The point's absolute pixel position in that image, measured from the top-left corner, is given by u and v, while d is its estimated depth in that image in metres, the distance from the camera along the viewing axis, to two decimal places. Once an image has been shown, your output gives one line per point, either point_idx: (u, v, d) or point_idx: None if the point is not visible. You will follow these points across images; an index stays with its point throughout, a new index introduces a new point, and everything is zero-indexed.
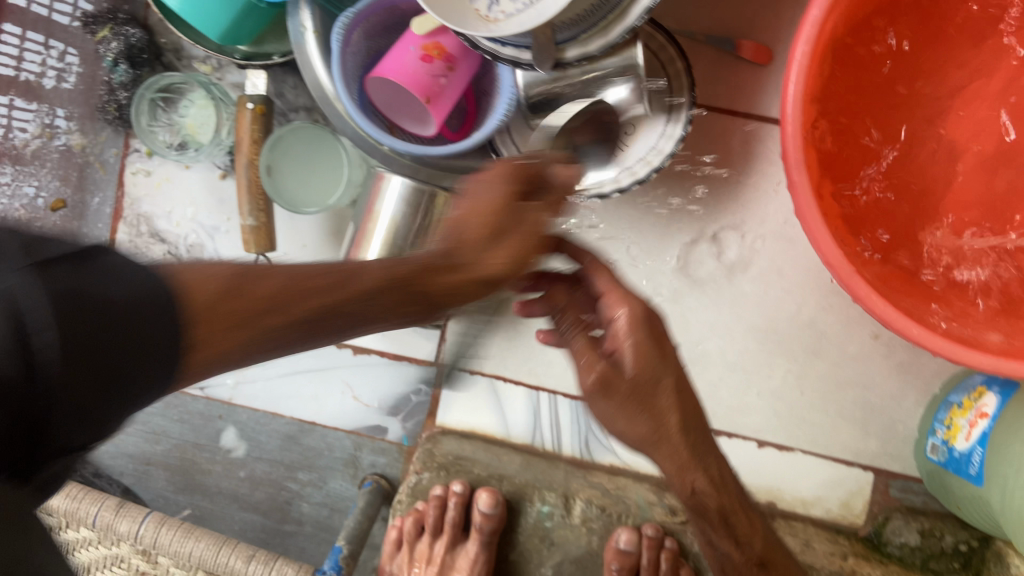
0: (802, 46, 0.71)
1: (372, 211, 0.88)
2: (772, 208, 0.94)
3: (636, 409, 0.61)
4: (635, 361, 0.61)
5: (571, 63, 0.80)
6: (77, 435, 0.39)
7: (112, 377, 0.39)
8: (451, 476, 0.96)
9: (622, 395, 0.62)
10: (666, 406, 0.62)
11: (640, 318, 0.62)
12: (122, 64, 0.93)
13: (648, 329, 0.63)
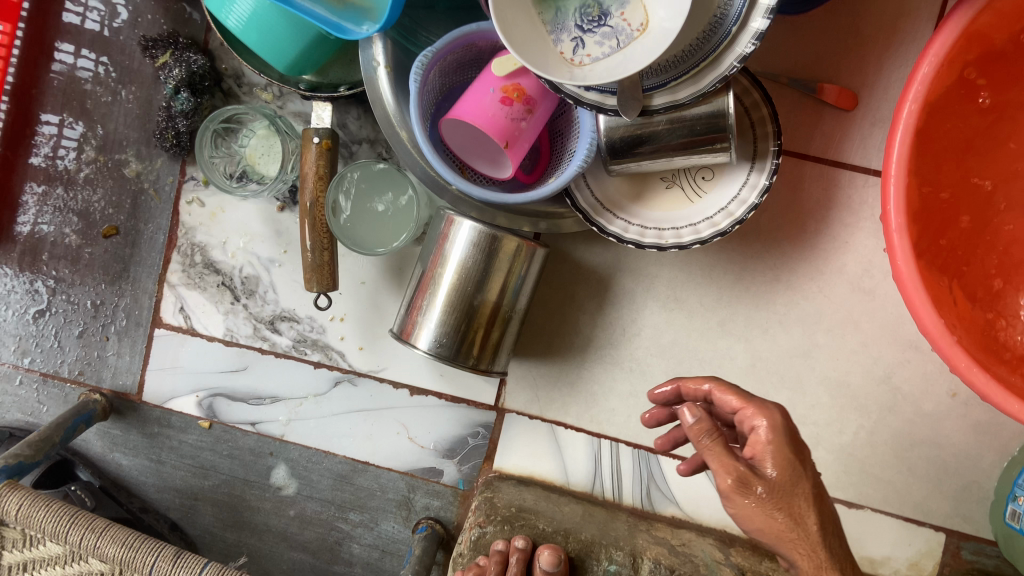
0: (910, 103, 0.68)
1: (440, 255, 0.85)
2: (850, 257, 0.91)
3: (776, 512, 0.64)
4: (774, 469, 0.65)
5: (658, 111, 0.77)
6: None
7: None
8: (515, 531, 0.89)
9: (767, 502, 0.64)
10: (803, 508, 0.65)
11: (780, 426, 0.66)
12: (184, 92, 0.89)
13: (778, 423, 0.66)
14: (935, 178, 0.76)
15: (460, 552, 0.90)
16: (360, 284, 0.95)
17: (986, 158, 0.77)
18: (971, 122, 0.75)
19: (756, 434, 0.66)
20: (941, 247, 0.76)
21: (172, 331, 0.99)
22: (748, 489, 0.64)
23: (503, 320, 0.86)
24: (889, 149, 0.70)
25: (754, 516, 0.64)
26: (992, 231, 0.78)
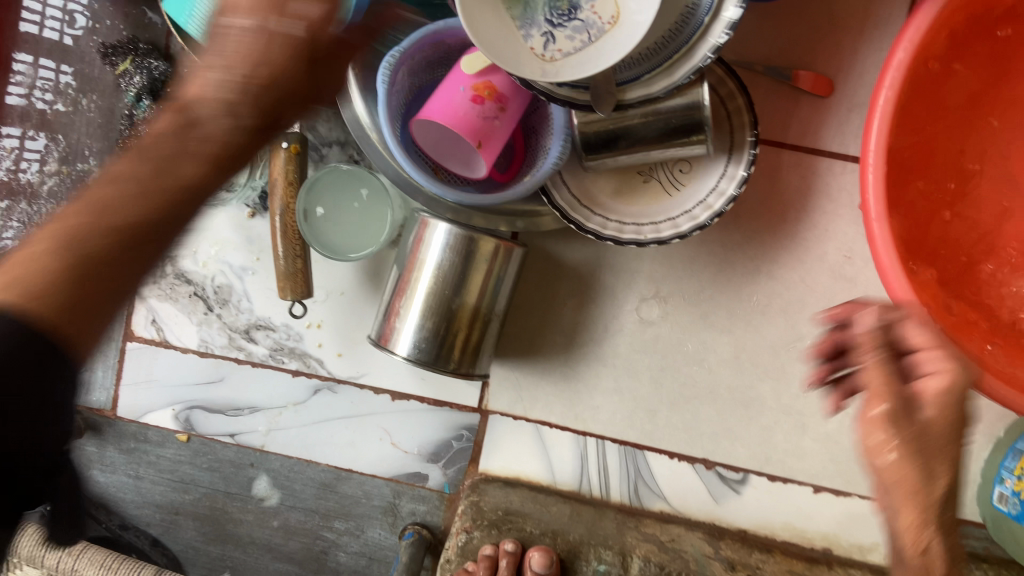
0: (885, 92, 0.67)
1: (415, 259, 0.83)
2: (831, 245, 0.90)
3: (915, 455, 0.57)
4: (932, 413, 0.57)
5: (632, 106, 0.75)
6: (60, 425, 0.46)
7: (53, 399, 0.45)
8: (503, 534, 0.92)
9: (904, 442, 0.57)
10: (943, 468, 0.58)
11: (959, 386, 0.58)
12: (145, 99, 0.89)
13: (961, 381, 0.58)
14: (907, 165, 0.76)
15: (448, 559, 0.92)
16: (339, 294, 0.93)
17: (948, 144, 0.78)
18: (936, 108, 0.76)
19: (926, 384, 0.59)
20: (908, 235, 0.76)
21: (145, 344, 0.96)
22: (907, 415, 0.58)
23: (483, 323, 0.84)
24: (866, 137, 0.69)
25: (891, 464, 0.58)
26: (964, 216, 0.79)
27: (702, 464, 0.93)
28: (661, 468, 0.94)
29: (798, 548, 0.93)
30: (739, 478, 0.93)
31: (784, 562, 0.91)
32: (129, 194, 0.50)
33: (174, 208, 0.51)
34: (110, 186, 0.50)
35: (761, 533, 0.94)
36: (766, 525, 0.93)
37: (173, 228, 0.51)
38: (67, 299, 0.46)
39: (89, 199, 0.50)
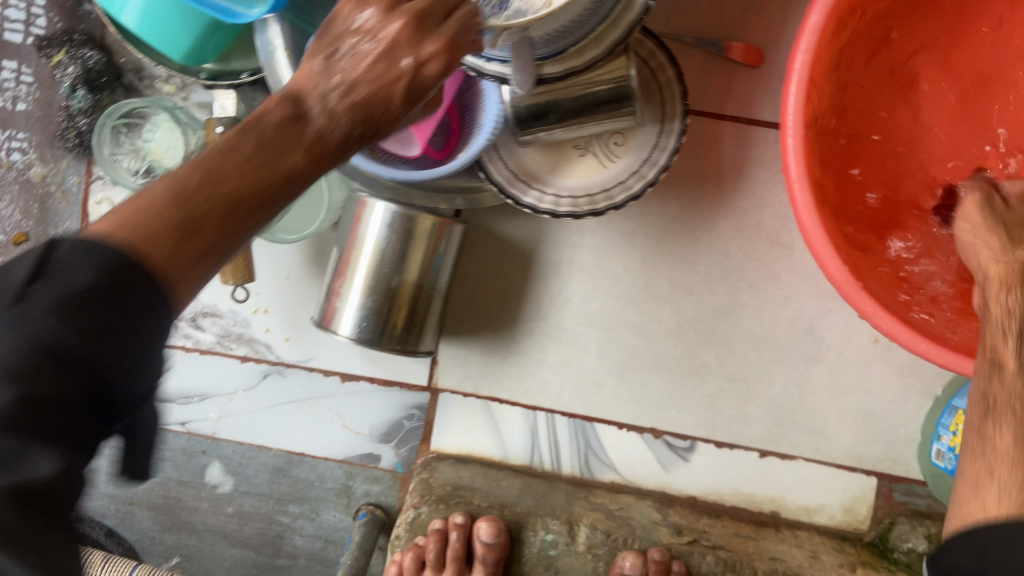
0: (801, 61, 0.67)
1: (355, 238, 0.84)
2: (768, 213, 0.91)
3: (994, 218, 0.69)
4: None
5: (546, 80, 0.76)
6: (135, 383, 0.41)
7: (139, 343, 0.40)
8: (451, 508, 0.93)
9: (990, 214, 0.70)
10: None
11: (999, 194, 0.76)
12: (80, 89, 0.88)
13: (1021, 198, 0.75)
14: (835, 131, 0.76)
15: (397, 535, 0.94)
16: (284, 279, 0.94)
17: (873, 109, 0.78)
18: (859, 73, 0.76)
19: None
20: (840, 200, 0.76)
21: None
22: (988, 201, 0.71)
23: (426, 300, 0.85)
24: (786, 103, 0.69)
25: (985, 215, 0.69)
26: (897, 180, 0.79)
27: (650, 434, 0.95)
28: (610, 439, 0.95)
29: (745, 512, 0.95)
30: (687, 446, 0.95)
31: (732, 526, 0.92)
32: (231, 156, 0.46)
33: (292, 178, 0.48)
34: (215, 157, 0.45)
35: (710, 499, 0.95)
36: (714, 491, 0.95)
37: (263, 203, 0.46)
38: (168, 233, 0.41)
39: (168, 184, 0.43)
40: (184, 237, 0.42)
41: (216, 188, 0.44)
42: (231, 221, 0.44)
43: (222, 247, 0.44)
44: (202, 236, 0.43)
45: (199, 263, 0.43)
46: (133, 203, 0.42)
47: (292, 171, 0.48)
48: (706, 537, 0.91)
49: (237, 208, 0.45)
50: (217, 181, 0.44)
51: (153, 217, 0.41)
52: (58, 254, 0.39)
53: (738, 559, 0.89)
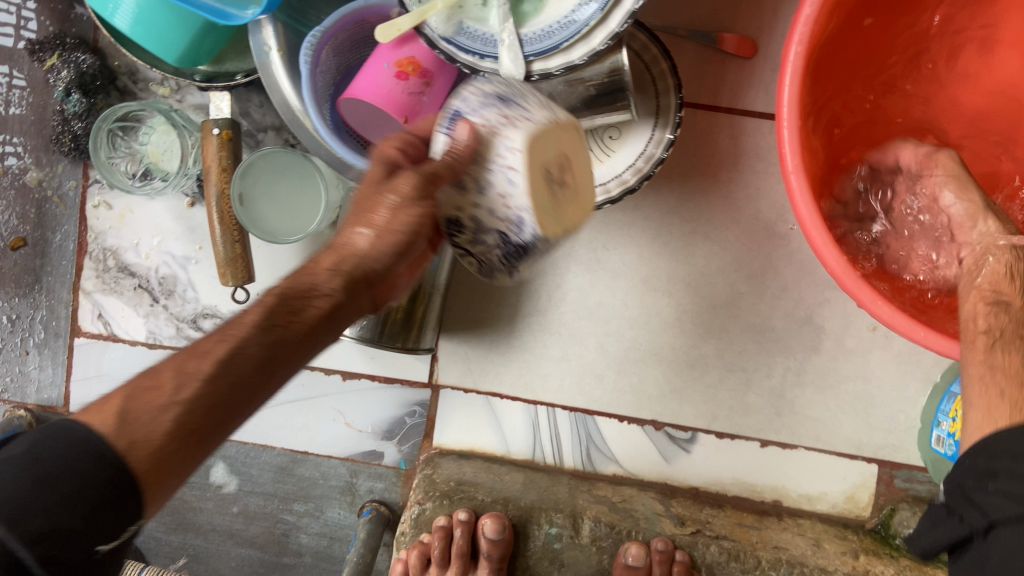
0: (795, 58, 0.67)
1: None
2: (765, 205, 0.91)
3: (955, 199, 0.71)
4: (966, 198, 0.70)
5: (536, 79, 0.76)
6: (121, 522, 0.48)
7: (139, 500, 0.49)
8: (455, 504, 0.93)
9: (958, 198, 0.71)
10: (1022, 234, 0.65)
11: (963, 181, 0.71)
12: (75, 93, 0.87)
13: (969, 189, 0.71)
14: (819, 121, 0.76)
15: (403, 531, 0.95)
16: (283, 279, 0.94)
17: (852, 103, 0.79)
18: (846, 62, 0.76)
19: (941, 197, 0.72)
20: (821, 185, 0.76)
21: (92, 339, 0.97)
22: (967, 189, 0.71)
23: (427, 297, 0.86)
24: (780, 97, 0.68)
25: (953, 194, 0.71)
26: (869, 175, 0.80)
27: (651, 426, 0.95)
28: (611, 432, 0.95)
29: (747, 501, 0.95)
30: (688, 437, 0.95)
31: (734, 516, 0.93)
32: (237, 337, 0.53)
33: (319, 338, 0.57)
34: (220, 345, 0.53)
35: (712, 490, 0.96)
36: (716, 481, 0.95)
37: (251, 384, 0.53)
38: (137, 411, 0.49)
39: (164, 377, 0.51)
40: (137, 446, 0.48)
41: (175, 393, 0.50)
42: (192, 448, 0.51)
43: (195, 452, 0.51)
44: (141, 450, 0.48)
45: (151, 476, 0.49)
46: (104, 414, 0.49)
47: (307, 331, 0.56)
48: (709, 527, 0.92)
49: (199, 407, 0.51)
50: (177, 381, 0.51)
51: (138, 427, 0.49)
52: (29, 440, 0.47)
53: (741, 548, 0.90)
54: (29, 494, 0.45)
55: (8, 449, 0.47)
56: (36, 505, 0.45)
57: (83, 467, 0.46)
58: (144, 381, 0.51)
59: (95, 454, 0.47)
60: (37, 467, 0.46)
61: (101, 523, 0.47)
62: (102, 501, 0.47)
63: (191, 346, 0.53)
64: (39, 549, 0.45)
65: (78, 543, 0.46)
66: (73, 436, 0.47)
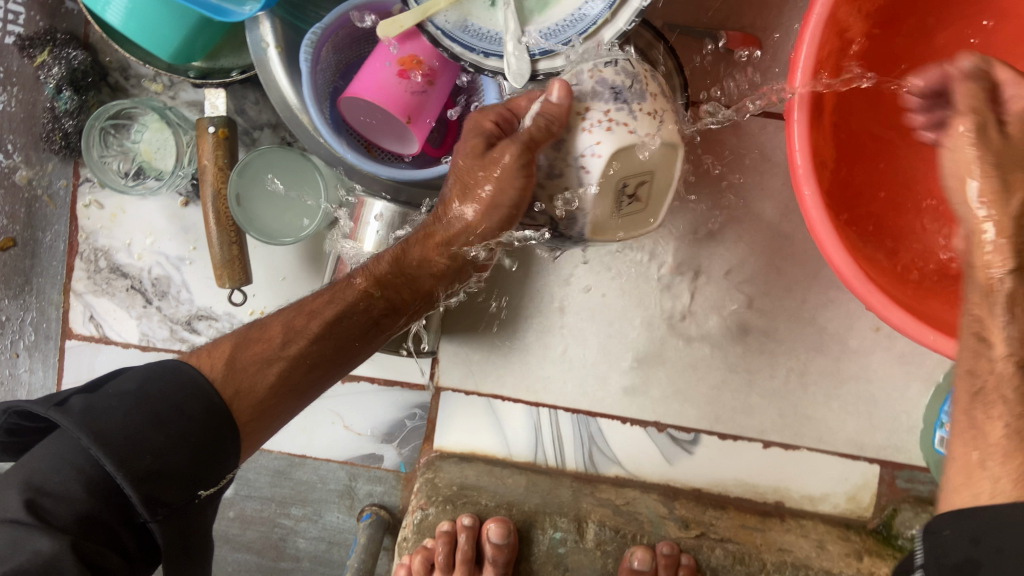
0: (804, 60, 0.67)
1: (355, 237, 0.83)
2: (769, 206, 0.91)
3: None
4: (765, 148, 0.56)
5: (542, 79, 0.74)
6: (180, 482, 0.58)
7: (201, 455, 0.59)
8: (458, 509, 0.91)
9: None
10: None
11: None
12: (66, 91, 0.85)
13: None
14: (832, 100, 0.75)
15: (405, 536, 0.93)
16: (280, 280, 0.92)
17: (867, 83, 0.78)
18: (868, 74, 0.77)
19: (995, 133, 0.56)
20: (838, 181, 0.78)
21: (84, 341, 0.94)
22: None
23: None
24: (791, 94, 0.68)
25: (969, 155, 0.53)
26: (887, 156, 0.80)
27: (653, 427, 0.94)
28: (614, 434, 0.94)
29: (749, 502, 0.95)
30: (690, 439, 0.94)
31: (738, 518, 0.92)
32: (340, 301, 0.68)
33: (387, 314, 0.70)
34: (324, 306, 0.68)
35: (715, 491, 0.95)
36: (718, 482, 0.95)
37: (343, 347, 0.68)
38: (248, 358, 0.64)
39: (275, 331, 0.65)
40: (241, 394, 0.62)
41: (282, 347, 0.65)
42: (285, 399, 0.65)
43: (287, 405, 0.65)
44: (246, 397, 0.62)
45: (250, 422, 0.63)
46: (212, 360, 0.63)
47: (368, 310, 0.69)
48: (713, 529, 0.91)
49: (299, 363, 0.65)
50: (286, 338, 0.65)
51: (245, 377, 0.63)
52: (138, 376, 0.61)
53: (746, 552, 0.88)
54: (142, 431, 0.57)
55: (121, 387, 0.59)
56: (145, 443, 0.56)
57: (195, 414, 0.60)
58: (252, 334, 0.65)
59: (206, 403, 0.60)
60: (150, 405, 0.58)
61: (200, 466, 0.59)
62: (199, 444, 0.59)
63: (301, 306, 0.68)
64: (143, 486, 0.56)
65: (177, 483, 0.57)
66: (184, 380, 0.60)
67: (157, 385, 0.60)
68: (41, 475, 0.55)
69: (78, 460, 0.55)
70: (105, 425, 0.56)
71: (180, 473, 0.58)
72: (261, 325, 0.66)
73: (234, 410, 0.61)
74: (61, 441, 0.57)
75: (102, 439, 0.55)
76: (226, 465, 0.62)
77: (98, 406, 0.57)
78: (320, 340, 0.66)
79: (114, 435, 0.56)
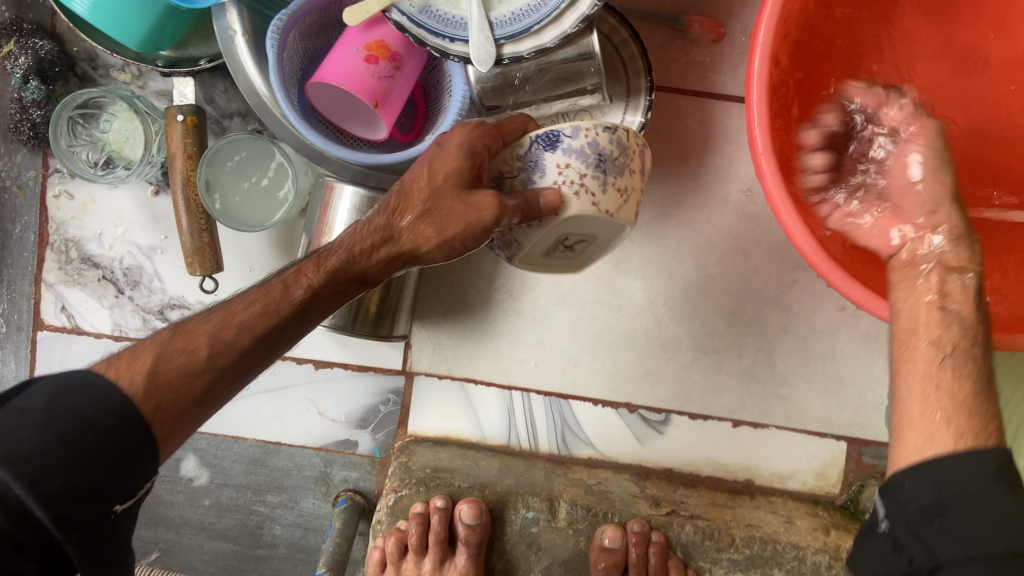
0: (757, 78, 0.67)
1: (324, 223, 0.83)
2: (737, 189, 0.92)
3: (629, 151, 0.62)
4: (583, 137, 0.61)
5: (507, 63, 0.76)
6: (93, 501, 0.51)
7: (123, 463, 0.53)
8: (431, 491, 0.93)
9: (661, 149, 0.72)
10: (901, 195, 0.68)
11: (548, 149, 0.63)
12: (33, 81, 0.84)
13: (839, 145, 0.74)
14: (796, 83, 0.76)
15: (379, 520, 0.94)
16: (248, 270, 0.92)
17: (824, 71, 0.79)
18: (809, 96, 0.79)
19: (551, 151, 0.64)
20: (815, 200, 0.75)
21: (56, 332, 0.95)
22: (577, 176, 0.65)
23: (399, 284, 0.85)
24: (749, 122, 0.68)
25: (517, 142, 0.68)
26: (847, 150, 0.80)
27: (624, 409, 0.95)
28: (586, 415, 0.96)
29: (720, 481, 0.96)
30: (661, 419, 0.96)
31: (708, 496, 0.94)
32: (259, 298, 0.59)
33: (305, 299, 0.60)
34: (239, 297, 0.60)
35: (686, 470, 0.96)
36: (689, 462, 0.96)
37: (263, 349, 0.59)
38: (143, 360, 0.55)
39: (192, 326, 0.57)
40: (163, 408, 0.54)
41: (207, 360, 0.56)
42: (203, 409, 0.57)
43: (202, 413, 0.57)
44: (168, 411, 0.54)
45: (171, 433, 0.55)
46: (133, 371, 0.54)
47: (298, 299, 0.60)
48: (684, 507, 0.93)
49: (225, 375, 0.57)
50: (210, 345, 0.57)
51: (170, 387, 0.55)
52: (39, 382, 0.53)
53: (715, 527, 0.91)
54: (52, 450, 0.50)
55: (29, 398, 0.51)
56: (56, 462, 0.49)
57: (109, 427, 0.52)
58: (173, 339, 0.56)
59: (122, 415, 0.52)
60: (57, 424, 0.50)
61: (115, 483, 0.52)
62: (115, 457, 0.52)
63: (228, 312, 0.58)
64: (55, 509, 0.49)
65: (94, 500, 0.51)
66: (96, 393, 0.52)
67: (68, 399, 0.52)
68: None
69: None
70: (9, 447, 0.48)
71: (91, 492, 0.51)
72: (182, 327, 0.58)
73: (153, 427, 0.54)
74: None
75: (9, 460, 0.48)
76: (142, 479, 0.55)
77: (1, 426, 0.49)
78: (251, 357, 0.58)
79: (21, 455, 0.48)
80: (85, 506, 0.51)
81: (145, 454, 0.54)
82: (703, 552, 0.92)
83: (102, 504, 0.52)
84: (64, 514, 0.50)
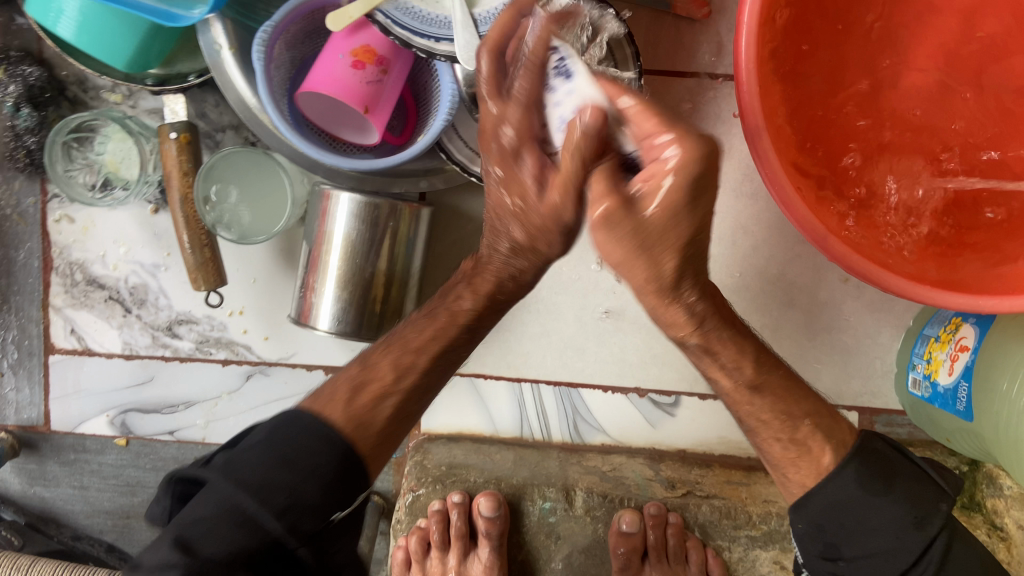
0: (746, 60, 0.66)
1: (323, 232, 0.83)
2: (732, 166, 0.91)
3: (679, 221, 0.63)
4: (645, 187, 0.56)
5: None
6: (313, 519, 0.62)
7: (343, 481, 0.63)
8: (449, 487, 0.95)
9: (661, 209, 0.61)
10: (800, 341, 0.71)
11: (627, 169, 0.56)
12: (25, 107, 0.85)
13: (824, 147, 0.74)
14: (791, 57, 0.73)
15: (398, 519, 0.97)
16: (252, 282, 0.93)
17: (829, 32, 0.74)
18: (813, 93, 0.75)
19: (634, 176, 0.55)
20: (810, 183, 0.74)
21: (67, 355, 0.96)
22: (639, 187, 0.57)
23: (400, 286, 0.85)
24: (740, 98, 0.67)
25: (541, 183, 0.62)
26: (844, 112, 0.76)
27: (634, 394, 0.95)
28: (597, 402, 0.96)
29: (734, 458, 0.96)
30: (672, 401, 0.95)
31: (723, 475, 0.94)
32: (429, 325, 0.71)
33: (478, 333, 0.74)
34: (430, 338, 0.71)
35: (700, 450, 0.96)
36: (703, 441, 0.96)
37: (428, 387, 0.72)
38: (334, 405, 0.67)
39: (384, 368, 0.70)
40: (364, 429, 0.66)
41: (395, 382, 0.69)
42: (402, 424, 0.70)
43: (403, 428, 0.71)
44: (371, 425, 0.67)
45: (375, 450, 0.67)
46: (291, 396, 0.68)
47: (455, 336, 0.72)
48: (699, 487, 0.94)
49: (412, 393, 0.70)
50: (398, 373, 0.70)
51: (368, 414, 0.67)
52: (254, 435, 0.65)
53: (732, 506, 0.92)
54: (275, 470, 0.61)
55: (252, 438, 0.65)
56: (281, 482, 0.61)
57: (319, 446, 0.63)
58: (361, 376, 0.70)
59: (326, 436, 0.64)
60: (280, 452, 0.62)
61: (333, 492, 0.62)
62: (333, 475, 0.63)
63: (405, 341, 0.71)
64: (285, 519, 0.60)
65: (315, 513, 0.61)
66: (307, 422, 0.64)
67: (281, 433, 0.64)
68: (192, 531, 0.59)
69: (228, 512, 0.60)
70: (244, 472, 0.62)
71: (315, 504, 0.61)
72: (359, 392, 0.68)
73: (358, 445, 0.65)
74: (203, 499, 0.62)
75: (243, 483, 0.61)
76: (353, 492, 0.65)
77: (235, 457, 0.63)
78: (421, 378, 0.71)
79: (251, 479, 0.61)
80: (310, 521, 0.61)
81: (360, 474, 0.65)
82: (721, 531, 0.93)
83: (322, 512, 0.62)
84: (294, 529, 0.61)
